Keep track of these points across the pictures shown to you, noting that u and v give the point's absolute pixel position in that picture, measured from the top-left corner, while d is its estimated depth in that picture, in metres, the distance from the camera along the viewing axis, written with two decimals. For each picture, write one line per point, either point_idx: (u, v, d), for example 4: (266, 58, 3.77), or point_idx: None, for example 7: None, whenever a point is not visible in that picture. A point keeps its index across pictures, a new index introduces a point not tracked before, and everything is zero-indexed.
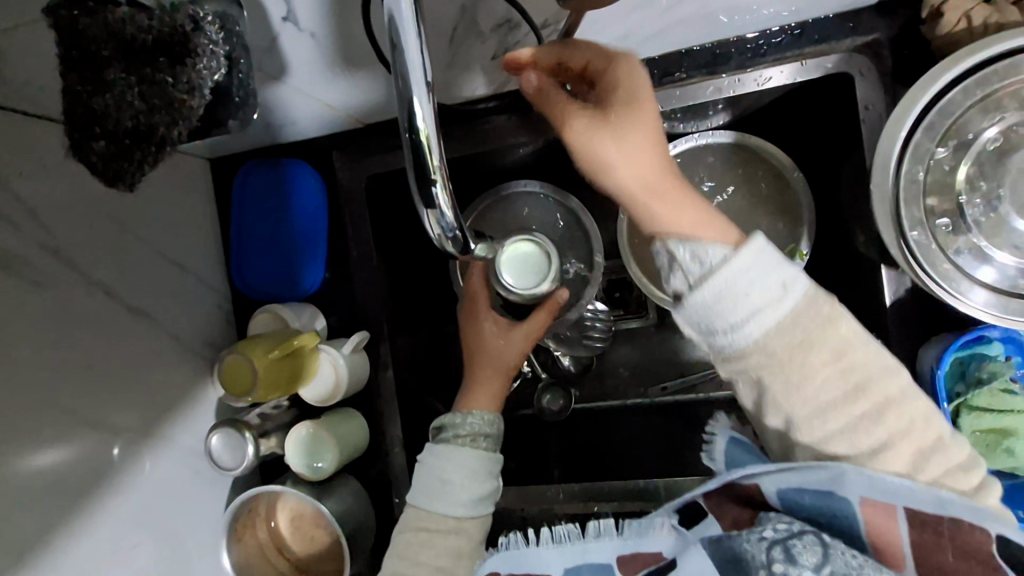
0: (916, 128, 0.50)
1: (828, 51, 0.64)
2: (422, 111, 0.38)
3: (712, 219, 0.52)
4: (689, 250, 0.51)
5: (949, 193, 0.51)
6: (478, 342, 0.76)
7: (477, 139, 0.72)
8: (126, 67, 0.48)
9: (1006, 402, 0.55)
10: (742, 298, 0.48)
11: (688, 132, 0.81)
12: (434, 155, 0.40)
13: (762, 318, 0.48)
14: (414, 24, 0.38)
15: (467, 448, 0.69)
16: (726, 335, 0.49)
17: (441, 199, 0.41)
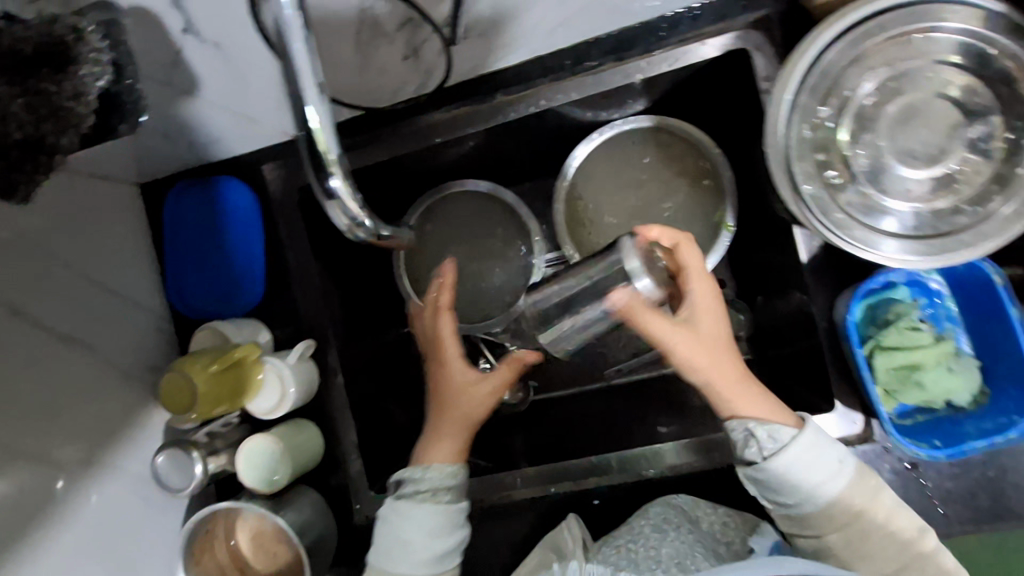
0: (799, 91, 0.53)
1: (724, 30, 0.67)
2: (316, 116, 0.40)
3: (777, 405, 0.63)
4: (764, 430, 0.60)
5: (837, 149, 0.54)
6: (444, 385, 0.77)
7: (401, 140, 0.75)
8: (9, 80, 0.48)
9: (911, 339, 0.59)
10: (806, 476, 0.59)
11: (611, 120, 0.84)
12: (330, 148, 0.41)
13: (828, 487, 0.59)
14: (302, 29, 0.38)
15: (426, 505, 0.68)
16: (797, 502, 0.59)
17: (342, 190, 0.43)
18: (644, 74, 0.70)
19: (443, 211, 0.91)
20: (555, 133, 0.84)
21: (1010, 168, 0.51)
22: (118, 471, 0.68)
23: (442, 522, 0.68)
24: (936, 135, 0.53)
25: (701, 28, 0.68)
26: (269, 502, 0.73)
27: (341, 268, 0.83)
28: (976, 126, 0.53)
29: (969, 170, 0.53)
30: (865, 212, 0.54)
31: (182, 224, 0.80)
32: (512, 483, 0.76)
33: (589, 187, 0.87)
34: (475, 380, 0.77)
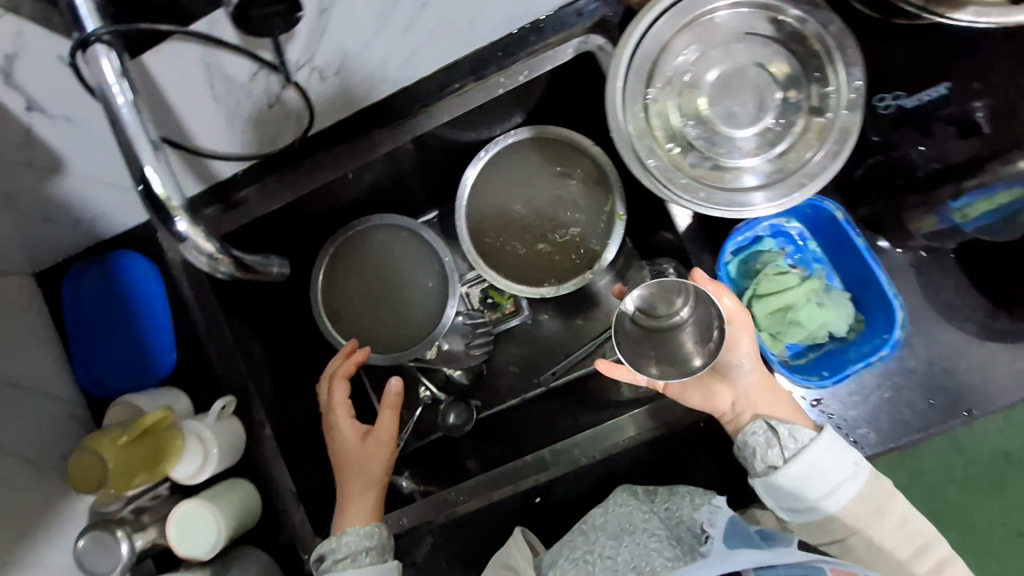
0: (626, 78, 0.59)
1: (568, 38, 0.73)
2: (157, 178, 0.42)
3: (799, 413, 0.66)
4: (786, 428, 0.63)
5: (671, 123, 0.60)
6: (340, 454, 0.79)
7: (293, 185, 0.79)
8: None
9: (780, 283, 0.65)
10: (827, 475, 0.62)
11: (495, 136, 0.89)
12: (167, 190, 0.42)
13: (847, 485, 0.63)
14: (128, 101, 0.42)
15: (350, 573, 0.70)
16: (820, 500, 0.62)
17: (190, 232, 0.43)
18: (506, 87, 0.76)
19: (353, 249, 0.93)
20: (444, 156, 0.89)
21: (820, 116, 0.58)
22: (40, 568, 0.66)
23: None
24: (753, 95, 0.59)
25: (550, 38, 0.74)
26: (211, 568, 0.71)
27: (256, 321, 0.84)
28: (787, 82, 0.59)
29: (788, 120, 0.59)
30: (708, 175, 0.59)
31: (85, 306, 0.79)
32: (454, 499, 0.76)
33: (487, 202, 0.91)
34: (365, 436, 0.79)
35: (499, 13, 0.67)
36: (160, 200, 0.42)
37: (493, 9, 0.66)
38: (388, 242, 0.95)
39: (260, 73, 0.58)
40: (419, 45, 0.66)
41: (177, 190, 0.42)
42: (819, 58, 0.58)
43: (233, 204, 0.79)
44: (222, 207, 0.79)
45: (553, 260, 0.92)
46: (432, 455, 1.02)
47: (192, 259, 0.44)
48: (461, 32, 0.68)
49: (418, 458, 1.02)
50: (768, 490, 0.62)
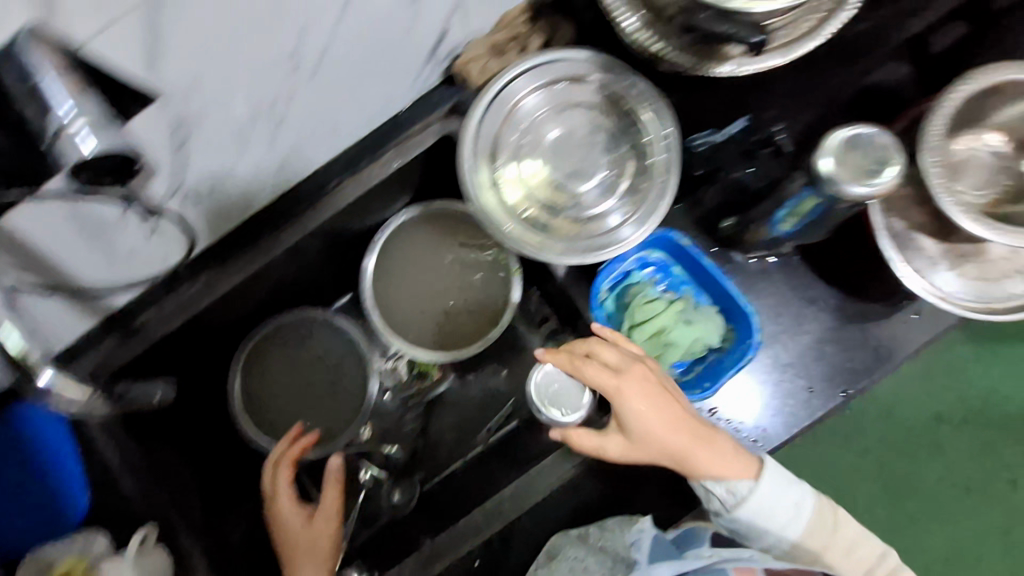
0: (472, 157, 0.66)
1: (428, 126, 0.80)
2: None
3: (734, 459, 0.67)
4: (722, 487, 0.66)
5: (520, 188, 0.67)
6: (287, 541, 0.79)
7: (188, 304, 0.80)
8: None
9: (651, 311, 0.72)
10: (771, 518, 0.67)
11: (386, 219, 0.94)
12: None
13: (795, 525, 0.68)
14: None
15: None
16: (774, 535, 0.68)
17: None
18: (380, 176, 0.81)
19: (267, 350, 0.95)
20: (341, 246, 0.93)
21: (643, 160, 0.66)
22: None
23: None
24: (584, 155, 0.67)
25: (411, 127, 0.81)
26: None
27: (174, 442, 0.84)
28: (609, 140, 0.67)
29: (618, 169, 0.67)
30: (560, 227, 0.67)
31: None
32: None
33: (389, 282, 0.95)
34: (310, 519, 0.80)
35: (355, 115, 0.74)
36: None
37: (348, 113, 0.72)
38: (301, 337, 0.96)
39: (131, 214, 0.62)
40: (285, 156, 0.72)
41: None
42: (631, 114, 0.67)
43: (133, 330, 0.80)
44: (119, 337, 0.80)
45: (462, 324, 0.96)
46: (382, 539, 1.01)
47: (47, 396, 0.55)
48: (324, 138, 0.74)
49: (369, 546, 1.00)
50: (728, 524, 0.69)
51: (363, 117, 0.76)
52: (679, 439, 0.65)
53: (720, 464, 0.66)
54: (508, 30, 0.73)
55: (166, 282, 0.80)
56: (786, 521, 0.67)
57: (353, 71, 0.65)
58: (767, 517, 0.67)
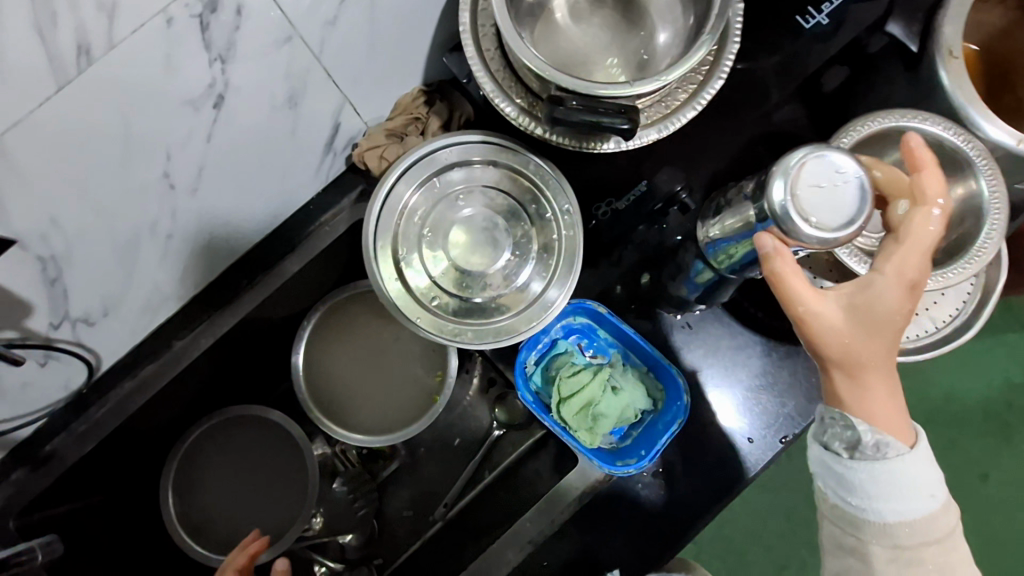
0: (373, 251, 0.66)
1: (337, 213, 0.79)
2: None
3: (899, 416, 0.59)
4: (870, 434, 0.57)
5: (425, 276, 0.67)
6: None
7: (103, 421, 0.78)
8: None
9: (575, 384, 0.70)
10: (897, 492, 0.57)
11: (312, 306, 0.91)
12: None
13: (919, 507, 0.57)
14: None
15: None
16: (875, 510, 0.58)
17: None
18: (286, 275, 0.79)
19: (195, 456, 0.90)
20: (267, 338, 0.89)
21: (546, 240, 0.68)
22: None
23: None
24: (488, 237, 0.68)
25: (321, 218, 0.80)
26: None
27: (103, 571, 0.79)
28: (511, 220, 0.69)
29: (523, 252, 0.68)
30: (471, 312, 0.67)
31: None
32: None
33: (319, 367, 0.90)
34: None
35: (256, 215, 0.73)
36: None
37: (247, 215, 0.72)
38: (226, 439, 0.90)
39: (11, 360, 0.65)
40: (182, 269, 0.71)
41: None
42: (530, 193, 0.69)
43: (46, 455, 0.77)
44: (29, 467, 0.76)
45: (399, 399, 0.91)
46: None
47: None
48: (227, 242, 0.73)
49: None
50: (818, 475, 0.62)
51: (268, 215, 0.75)
52: (887, 340, 0.57)
53: (882, 403, 0.58)
54: (405, 114, 0.74)
55: (77, 404, 0.78)
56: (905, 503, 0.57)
57: (237, 180, 0.65)
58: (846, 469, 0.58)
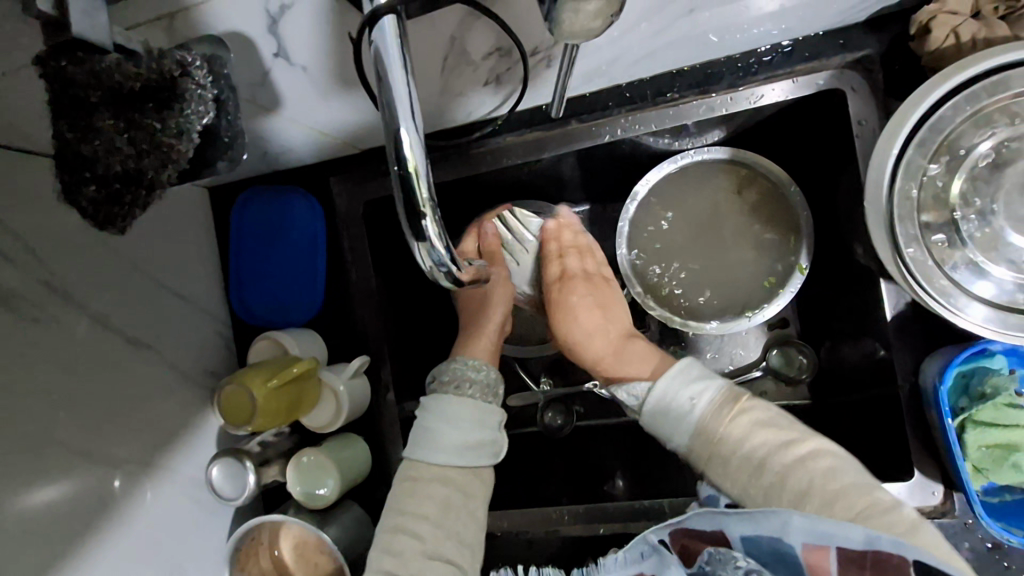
0: (909, 145, 0.50)
1: (818, 68, 0.65)
2: (409, 142, 0.37)
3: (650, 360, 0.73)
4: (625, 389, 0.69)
5: (945, 207, 0.52)
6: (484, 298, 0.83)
7: (472, 164, 0.74)
8: (114, 113, 0.48)
9: (1009, 418, 0.55)
10: (667, 413, 0.63)
11: (684, 149, 0.81)
12: (424, 188, 0.38)
13: (687, 420, 0.61)
14: (401, 61, 0.37)
15: (449, 395, 0.69)
16: (671, 431, 0.63)
17: (432, 231, 0.39)
18: (753, 104, 0.67)
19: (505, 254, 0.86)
20: (626, 160, 0.81)
21: None
22: (174, 475, 0.71)
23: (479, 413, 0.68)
24: None
25: (779, 70, 0.67)
26: (315, 517, 0.74)
27: (395, 286, 0.82)
28: None
29: None
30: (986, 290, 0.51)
31: (251, 233, 0.80)
32: (559, 519, 0.75)
33: (653, 220, 0.84)
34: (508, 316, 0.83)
35: (753, 28, 0.61)
36: (414, 198, 0.38)
37: (751, 21, 0.59)
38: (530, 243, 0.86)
39: (498, 52, 0.55)
40: (665, 51, 0.62)
41: (428, 185, 0.38)
42: None
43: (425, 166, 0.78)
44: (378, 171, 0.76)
45: (729, 292, 0.82)
46: (520, 449, 0.98)
47: (416, 258, 0.41)
48: (709, 40, 0.61)
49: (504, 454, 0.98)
50: None
51: (757, 36, 0.63)
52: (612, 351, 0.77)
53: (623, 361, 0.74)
54: None
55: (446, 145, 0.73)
56: (681, 412, 0.62)
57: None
58: (694, 389, 0.62)
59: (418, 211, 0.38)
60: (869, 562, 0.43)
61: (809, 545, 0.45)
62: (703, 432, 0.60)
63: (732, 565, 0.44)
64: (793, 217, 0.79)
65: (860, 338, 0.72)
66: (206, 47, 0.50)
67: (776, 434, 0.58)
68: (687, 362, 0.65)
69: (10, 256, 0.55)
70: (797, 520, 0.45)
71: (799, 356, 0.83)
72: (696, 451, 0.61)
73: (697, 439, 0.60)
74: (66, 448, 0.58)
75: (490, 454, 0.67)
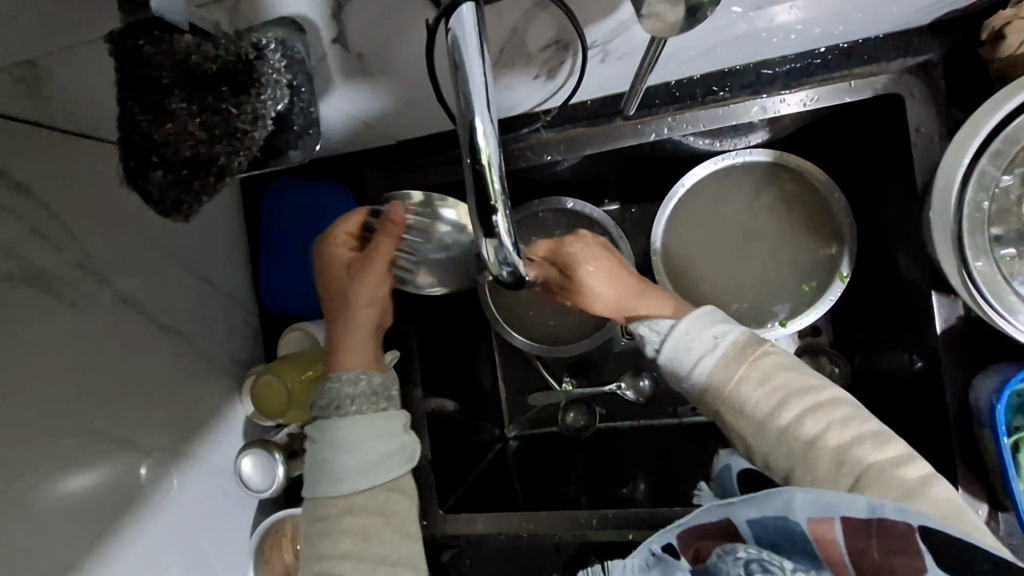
0: (981, 155, 0.49)
1: (877, 72, 0.63)
2: (484, 134, 0.36)
3: (672, 304, 0.66)
4: (647, 325, 0.65)
5: (1013, 221, 0.51)
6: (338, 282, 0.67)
7: (512, 158, 0.72)
8: (187, 96, 0.47)
9: None
10: (687, 352, 0.60)
11: (725, 150, 0.79)
12: (497, 182, 0.37)
13: (707, 359, 0.59)
14: (478, 47, 0.36)
15: (355, 414, 0.60)
16: (690, 371, 0.60)
17: (502, 226, 0.38)
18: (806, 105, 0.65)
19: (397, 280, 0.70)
20: (666, 160, 0.80)
21: None
22: (200, 464, 0.70)
23: (376, 431, 0.60)
24: None
25: (835, 72, 0.65)
26: None
27: None
28: None
29: None
30: None
31: (283, 221, 0.79)
32: (587, 523, 0.74)
33: (689, 222, 0.82)
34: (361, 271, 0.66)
35: (816, 28, 0.59)
36: (486, 192, 0.37)
37: (816, 21, 0.57)
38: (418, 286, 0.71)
39: (556, 43, 0.54)
40: (722, 47, 0.61)
41: (502, 178, 0.37)
42: None
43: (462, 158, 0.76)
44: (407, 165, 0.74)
45: (766, 298, 0.81)
46: (541, 449, 0.97)
47: (481, 253, 0.40)
48: (768, 39, 0.60)
49: (525, 453, 0.97)
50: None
51: (814, 36, 0.61)
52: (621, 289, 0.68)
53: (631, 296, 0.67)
54: None
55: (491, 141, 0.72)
56: (701, 352, 0.60)
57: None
58: (718, 329, 0.60)
59: (490, 206, 0.37)
60: (875, 529, 0.42)
61: (815, 518, 0.42)
62: (722, 367, 0.58)
63: (733, 556, 0.41)
64: (835, 223, 0.77)
65: (900, 351, 0.70)
66: (279, 30, 0.50)
67: (800, 377, 0.56)
68: (711, 307, 0.63)
69: (48, 239, 0.53)
70: (802, 496, 0.42)
71: (830, 364, 0.81)
72: (712, 384, 0.58)
73: (716, 375, 0.58)
74: (98, 434, 0.57)
75: (404, 460, 0.62)
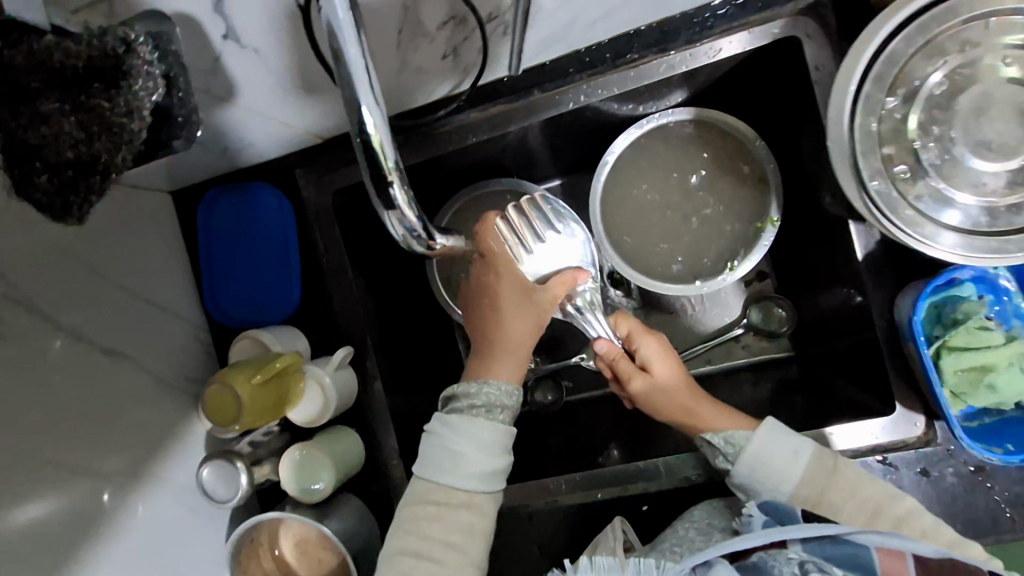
0: (864, 81, 0.52)
1: (774, 18, 0.66)
2: (371, 115, 0.37)
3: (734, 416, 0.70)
4: (722, 438, 0.68)
5: (904, 141, 0.53)
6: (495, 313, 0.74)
7: (440, 143, 0.73)
8: (59, 96, 0.47)
9: (981, 340, 0.57)
10: (771, 466, 0.64)
11: (648, 114, 0.81)
12: (389, 156, 0.39)
13: (801, 458, 0.64)
14: (353, 28, 0.36)
15: (482, 419, 0.67)
16: (769, 491, 0.65)
17: (400, 199, 0.40)
18: (712, 58, 0.68)
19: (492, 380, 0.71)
20: (593, 129, 0.82)
21: None
22: (164, 482, 0.70)
23: (499, 441, 0.66)
24: None
25: (740, 20, 0.67)
26: (313, 512, 0.73)
27: (374, 274, 0.82)
28: None
29: None
30: (940, 214, 0.53)
31: (219, 232, 0.79)
32: (556, 489, 0.75)
33: (623, 188, 0.84)
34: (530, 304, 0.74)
35: None
36: (380, 166, 0.39)
37: None
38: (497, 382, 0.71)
39: (453, 21, 0.55)
40: (624, 4, 0.62)
41: (394, 158, 0.39)
42: None
43: None
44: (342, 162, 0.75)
45: (708, 251, 0.83)
46: None
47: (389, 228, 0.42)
48: None
49: None
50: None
51: None
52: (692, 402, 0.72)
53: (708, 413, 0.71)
54: None
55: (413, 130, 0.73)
56: (784, 466, 0.64)
57: None
58: (794, 442, 0.65)
59: (386, 182, 0.39)
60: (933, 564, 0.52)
61: (884, 550, 0.53)
62: (812, 481, 0.63)
63: (786, 557, 0.53)
64: (762, 171, 0.80)
65: (836, 286, 0.73)
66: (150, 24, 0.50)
67: (883, 486, 0.63)
68: (772, 419, 0.67)
69: None
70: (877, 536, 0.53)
71: (778, 310, 0.85)
72: (802, 499, 0.64)
73: (806, 489, 0.63)
74: (49, 463, 0.56)
75: (502, 480, 0.67)
